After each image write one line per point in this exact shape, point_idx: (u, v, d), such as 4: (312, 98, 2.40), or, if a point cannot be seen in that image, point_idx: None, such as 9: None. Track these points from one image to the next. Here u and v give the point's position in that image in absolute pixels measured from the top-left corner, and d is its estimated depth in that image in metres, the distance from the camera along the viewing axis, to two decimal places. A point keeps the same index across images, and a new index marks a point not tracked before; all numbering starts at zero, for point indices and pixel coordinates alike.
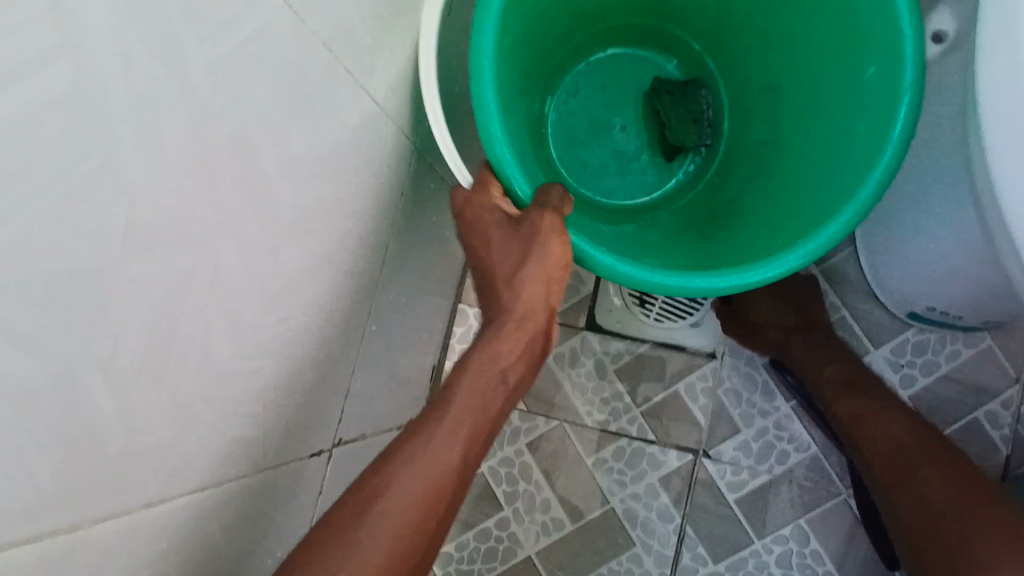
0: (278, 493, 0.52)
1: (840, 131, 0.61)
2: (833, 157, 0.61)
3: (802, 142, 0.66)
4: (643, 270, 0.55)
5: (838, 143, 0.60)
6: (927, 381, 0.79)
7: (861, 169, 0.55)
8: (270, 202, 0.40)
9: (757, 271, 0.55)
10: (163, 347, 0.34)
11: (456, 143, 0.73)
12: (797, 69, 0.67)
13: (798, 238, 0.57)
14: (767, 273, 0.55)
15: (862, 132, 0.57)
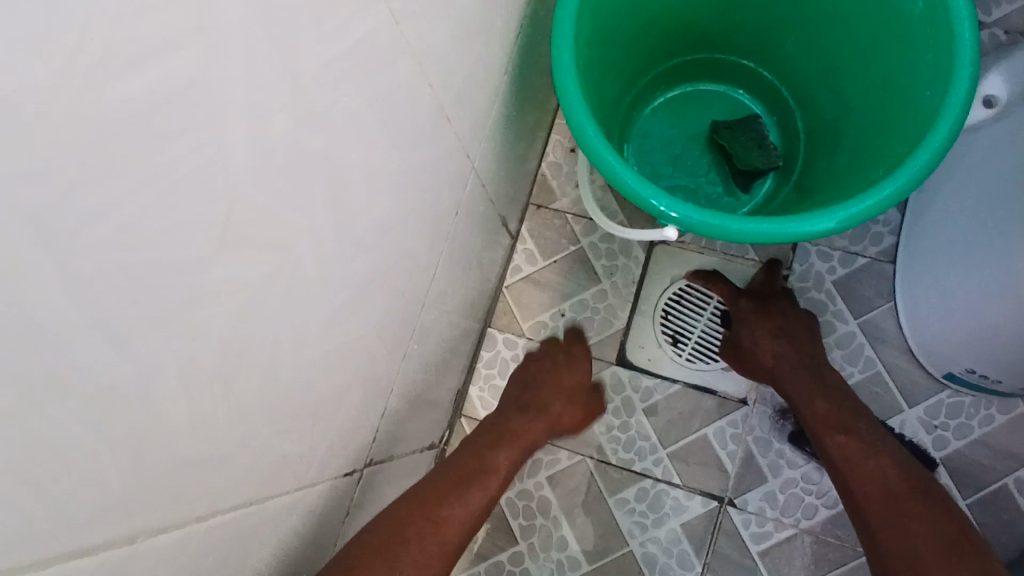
0: (317, 511, 0.50)
1: (893, 122, 0.63)
2: (888, 133, 0.64)
3: (871, 129, 0.67)
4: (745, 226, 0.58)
5: (901, 124, 0.62)
6: (960, 444, 0.77)
7: (931, 114, 0.57)
8: (344, 210, 0.39)
9: (832, 219, 0.56)
10: (236, 351, 0.33)
11: (505, 167, 0.72)
12: (834, 64, 0.70)
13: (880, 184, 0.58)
14: (884, 188, 0.56)
15: (926, 102, 0.59)
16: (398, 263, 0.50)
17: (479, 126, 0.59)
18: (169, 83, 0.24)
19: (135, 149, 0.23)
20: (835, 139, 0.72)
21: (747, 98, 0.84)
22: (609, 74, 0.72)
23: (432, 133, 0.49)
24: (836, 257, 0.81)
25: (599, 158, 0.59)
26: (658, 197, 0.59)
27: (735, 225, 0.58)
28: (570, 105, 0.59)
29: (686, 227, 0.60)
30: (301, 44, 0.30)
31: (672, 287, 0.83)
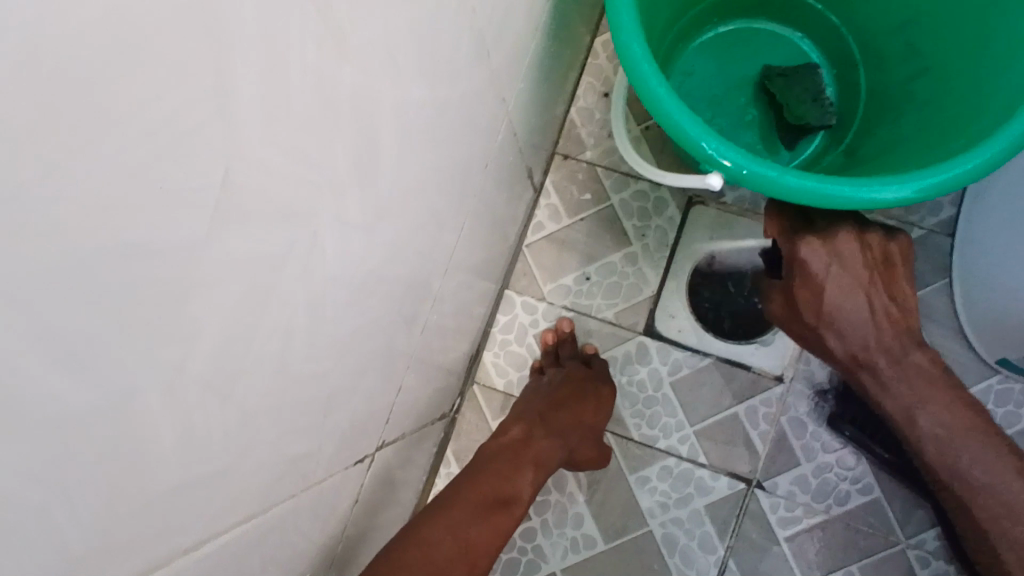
0: (325, 505, 0.44)
1: (981, 82, 0.55)
2: (973, 92, 0.56)
3: (955, 81, 0.59)
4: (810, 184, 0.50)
5: (993, 85, 0.54)
6: (1005, 434, 0.73)
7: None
8: (368, 169, 0.32)
9: (913, 187, 0.49)
10: (237, 351, 0.26)
11: (536, 113, 0.64)
12: (920, 12, 0.62)
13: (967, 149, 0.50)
14: (975, 155, 0.48)
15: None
16: (423, 225, 0.43)
17: (516, 64, 0.51)
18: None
19: (103, 89, 0.16)
20: (906, 92, 0.64)
21: (808, 47, 0.75)
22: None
23: (469, 74, 0.41)
24: (890, 227, 0.74)
25: (651, 97, 0.51)
26: (714, 146, 0.51)
27: (797, 183, 0.51)
28: (627, 33, 0.51)
29: (738, 181, 0.52)
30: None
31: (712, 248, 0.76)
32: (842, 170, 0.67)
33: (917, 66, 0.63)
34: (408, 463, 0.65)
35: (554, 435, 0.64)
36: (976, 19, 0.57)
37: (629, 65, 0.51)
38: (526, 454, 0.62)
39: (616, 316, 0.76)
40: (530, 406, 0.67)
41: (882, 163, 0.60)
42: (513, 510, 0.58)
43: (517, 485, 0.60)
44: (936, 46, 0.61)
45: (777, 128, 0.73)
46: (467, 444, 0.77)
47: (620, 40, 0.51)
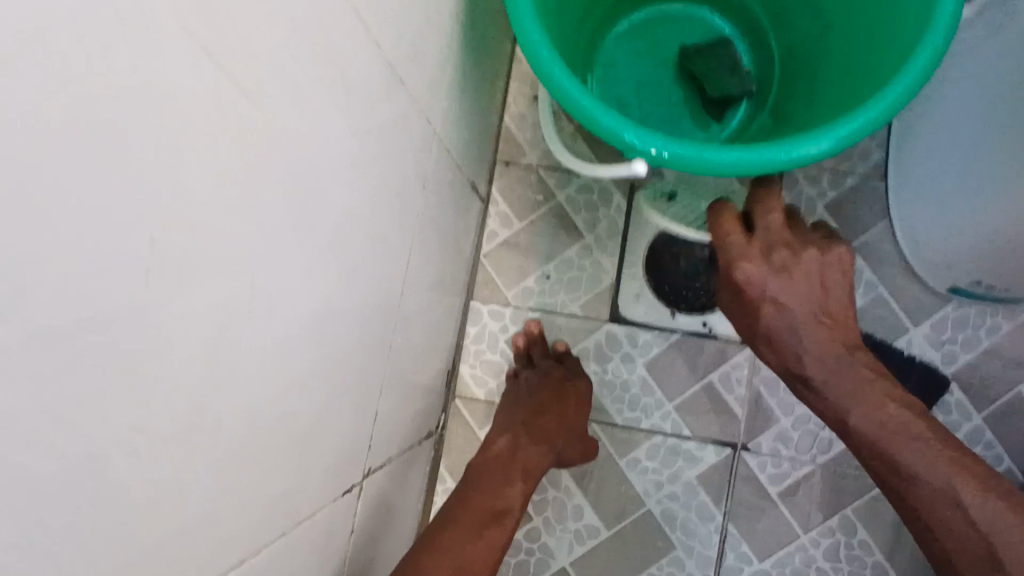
0: (320, 537, 0.45)
1: (875, 31, 0.58)
2: (870, 41, 0.58)
3: (854, 34, 0.61)
4: (731, 155, 0.53)
5: (886, 32, 0.57)
6: (969, 356, 0.75)
7: (922, 19, 0.52)
8: (301, 209, 0.33)
9: (826, 140, 0.52)
10: (199, 403, 0.27)
11: (469, 127, 0.66)
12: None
13: (868, 100, 0.53)
14: (878, 102, 0.51)
15: (912, 9, 0.54)
16: (369, 253, 0.44)
17: (436, 84, 0.53)
18: (55, 86, 0.17)
19: (15, 184, 0.17)
20: (815, 52, 0.67)
21: (720, 22, 0.78)
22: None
23: (388, 101, 0.42)
24: (826, 179, 0.77)
25: (568, 97, 0.53)
26: (635, 136, 0.53)
27: (717, 157, 0.53)
28: (536, 42, 0.53)
29: (663, 162, 0.55)
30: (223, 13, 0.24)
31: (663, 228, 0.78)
32: (767, 134, 0.69)
33: (818, 25, 0.66)
34: (401, 485, 0.66)
35: (537, 440, 0.66)
36: None
37: (544, 72, 0.53)
38: (513, 461, 0.64)
39: (581, 309, 0.78)
40: (512, 419, 0.69)
41: (801, 120, 0.63)
42: (506, 523, 0.60)
43: (508, 497, 0.62)
44: (833, 4, 0.64)
45: (702, 104, 0.76)
46: (458, 457, 0.78)
47: (530, 50, 0.53)
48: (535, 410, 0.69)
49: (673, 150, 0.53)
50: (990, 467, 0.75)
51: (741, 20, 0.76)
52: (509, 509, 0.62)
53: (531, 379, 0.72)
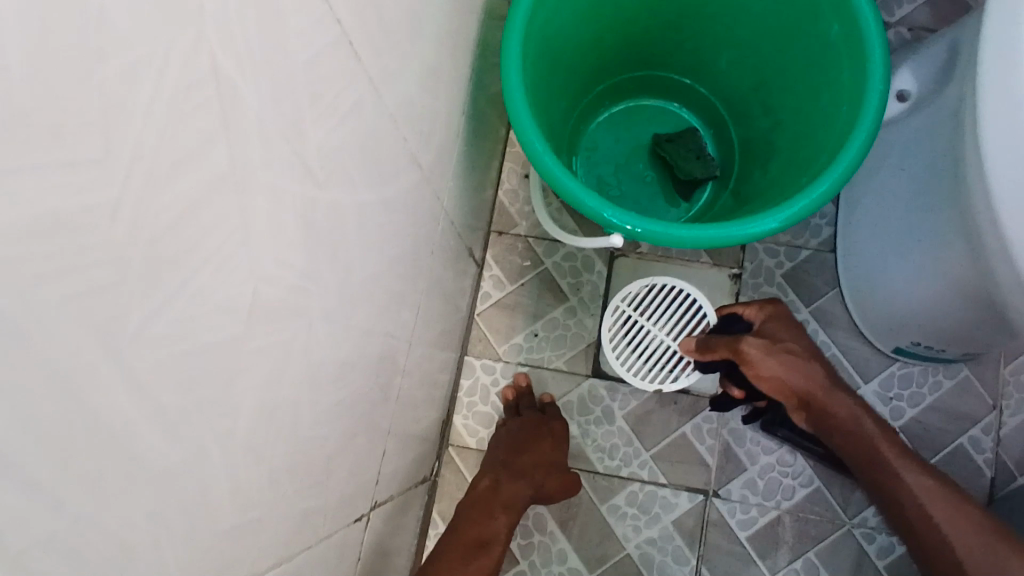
0: (334, 556, 0.51)
1: (814, 130, 0.69)
2: (810, 138, 0.69)
3: (796, 131, 0.72)
4: (691, 232, 0.62)
5: (822, 130, 0.67)
6: (914, 411, 0.84)
7: (849, 122, 0.62)
8: (341, 271, 0.41)
9: (774, 220, 0.61)
10: (263, 419, 0.35)
11: (468, 201, 0.75)
12: (763, 81, 0.76)
13: (806, 186, 0.63)
14: (814, 189, 0.60)
15: (841, 114, 0.64)
16: (386, 309, 0.52)
17: (443, 166, 0.62)
18: (204, 180, 0.26)
19: (178, 244, 0.25)
20: (766, 144, 0.78)
21: (687, 114, 0.89)
22: (555, 95, 0.76)
23: (406, 181, 0.51)
24: (782, 251, 0.87)
25: (555, 180, 0.63)
26: (611, 215, 0.62)
27: (679, 232, 0.62)
28: (529, 135, 0.62)
29: (634, 235, 0.63)
30: (300, 123, 0.32)
31: (619, 304, 0.85)
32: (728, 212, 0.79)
33: (768, 121, 0.77)
34: (399, 525, 0.72)
35: (516, 475, 0.74)
36: (801, 82, 0.71)
37: (534, 157, 0.63)
38: (499, 499, 0.72)
39: (566, 365, 0.86)
40: (494, 457, 0.77)
41: (755, 201, 0.73)
42: (492, 552, 0.69)
43: (494, 528, 0.70)
44: (778, 104, 0.75)
45: (671, 185, 0.86)
46: (450, 502, 0.84)
47: (524, 141, 0.63)
48: (517, 446, 0.76)
49: (644, 227, 0.62)
50: None
51: (705, 114, 0.87)
52: (494, 538, 0.70)
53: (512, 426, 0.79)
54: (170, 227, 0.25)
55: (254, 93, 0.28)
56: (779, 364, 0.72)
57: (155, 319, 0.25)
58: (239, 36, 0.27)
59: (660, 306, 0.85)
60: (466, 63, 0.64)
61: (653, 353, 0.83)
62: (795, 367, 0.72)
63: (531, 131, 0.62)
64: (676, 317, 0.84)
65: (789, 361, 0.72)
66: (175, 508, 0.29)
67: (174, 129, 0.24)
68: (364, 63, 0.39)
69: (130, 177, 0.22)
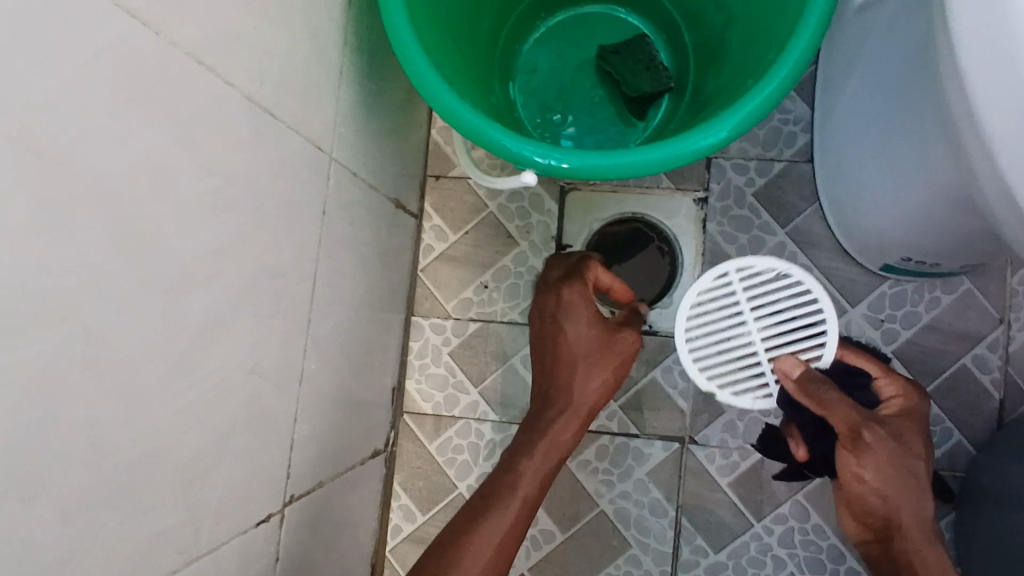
0: (231, 567, 0.46)
1: (766, 21, 0.58)
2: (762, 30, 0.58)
3: (747, 26, 0.61)
4: (621, 161, 0.53)
5: (774, 18, 0.56)
6: (909, 333, 0.76)
7: (801, 7, 0.52)
8: (146, 258, 0.34)
9: (720, 133, 0.52)
10: (30, 454, 0.28)
11: (382, 146, 0.66)
12: None
13: (750, 91, 0.53)
14: (757, 91, 0.51)
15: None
16: (257, 289, 0.45)
17: (327, 111, 0.53)
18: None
19: None
20: (719, 44, 0.67)
21: (635, 20, 0.78)
22: (467, 13, 0.66)
23: (256, 141, 0.43)
24: (752, 167, 0.77)
25: (457, 117, 0.54)
26: (526, 152, 0.54)
27: (608, 163, 0.53)
28: (418, 69, 0.53)
29: (558, 170, 0.55)
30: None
31: (727, 272, 0.68)
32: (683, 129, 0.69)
33: (719, 15, 0.66)
34: (346, 505, 0.67)
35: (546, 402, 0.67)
36: None
37: (425, 89, 0.54)
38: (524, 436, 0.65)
39: (521, 316, 0.78)
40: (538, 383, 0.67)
41: (706, 113, 0.63)
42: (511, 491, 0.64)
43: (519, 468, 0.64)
44: None
45: (622, 104, 0.76)
46: (411, 472, 0.79)
47: (412, 76, 0.53)
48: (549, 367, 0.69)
49: (568, 160, 0.53)
50: (942, 443, 0.76)
51: (654, 18, 0.76)
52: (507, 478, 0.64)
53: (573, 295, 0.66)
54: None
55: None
56: (895, 478, 0.60)
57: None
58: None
59: (777, 307, 0.67)
60: None
61: (733, 366, 0.67)
62: (897, 494, 0.60)
63: (418, 58, 0.53)
64: (781, 327, 0.67)
65: (904, 476, 0.61)
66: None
67: None
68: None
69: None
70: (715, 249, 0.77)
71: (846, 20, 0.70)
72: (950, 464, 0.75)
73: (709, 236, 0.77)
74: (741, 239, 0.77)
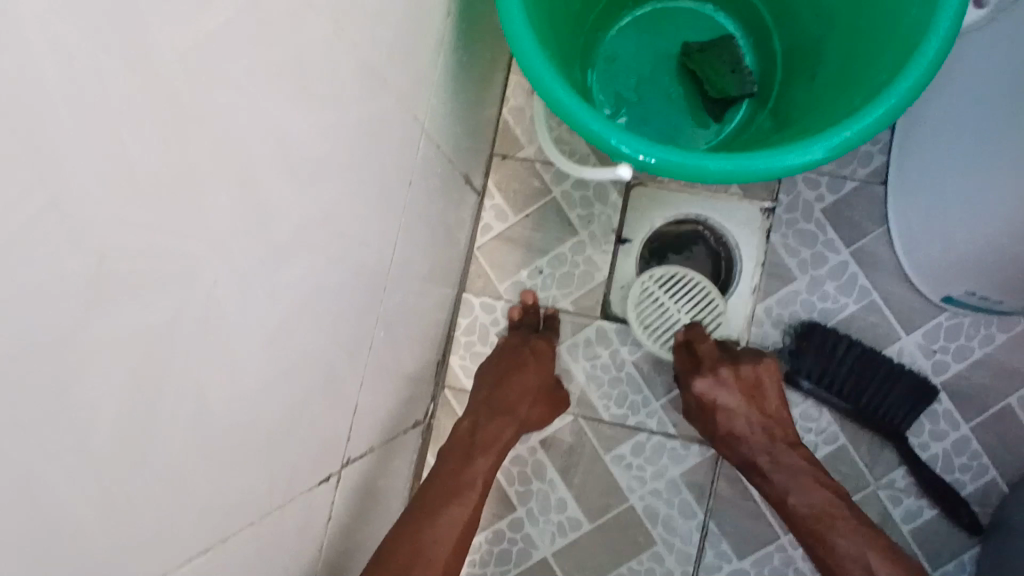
0: (292, 526, 0.46)
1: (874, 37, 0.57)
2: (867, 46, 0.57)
3: (854, 39, 0.60)
4: (717, 166, 0.52)
5: (887, 36, 0.55)
6: (959, 366, 0.75)
7: (921, 28, 0.51)
8: (261, 215, 0.33)
9: (817, 150, 0.51)
10: (149, 404, 0.28)
11: (460, 122, 0.66)
12: None
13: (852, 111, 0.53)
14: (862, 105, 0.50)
15: (911, 18, 0.52)
16: (346, 254, 0.45)
17: (422, 80, 0.52)
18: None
19: None
20: (817, 53, 0.66)
21: (725, 21, 0.77)
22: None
23: (364, 105, 0.42)
24: (823, 182, 0.76)
25: (552, 97, 0.53)
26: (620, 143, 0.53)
27: (703, 164, 0.52)
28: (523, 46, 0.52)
29: (648, 165, 0.54)
30: (144, 16, 0.23)
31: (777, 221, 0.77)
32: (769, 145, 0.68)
33: (823, 23, 0.65)
34: (387, 473, 0.68)
35: (499, 412, 0.67)
36: None
37: (526, 67, 0.53)
38: (477, 441, 0.65)
39: (572, 305, 0.79)
40: (476, 397, 0.69)
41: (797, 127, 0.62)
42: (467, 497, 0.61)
43: (473, 472, 0.63)
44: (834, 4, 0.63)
45: (701, 103, 0.75)
46: None
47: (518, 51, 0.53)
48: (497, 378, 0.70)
49: (659, 157, 0.53)
50: (976, 478, 0.75)
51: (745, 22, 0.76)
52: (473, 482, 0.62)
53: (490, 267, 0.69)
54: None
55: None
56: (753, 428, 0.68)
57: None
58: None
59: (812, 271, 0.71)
60: None
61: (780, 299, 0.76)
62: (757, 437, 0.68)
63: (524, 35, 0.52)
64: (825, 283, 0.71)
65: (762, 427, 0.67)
66: (14, 532, 0.23)
67: None
68: None
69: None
70: (774, 260, 0.77)
71: None
72: (982, 499, 0.75)
73: (771, 247, 0.77)
74: (803, 253, 0.76)
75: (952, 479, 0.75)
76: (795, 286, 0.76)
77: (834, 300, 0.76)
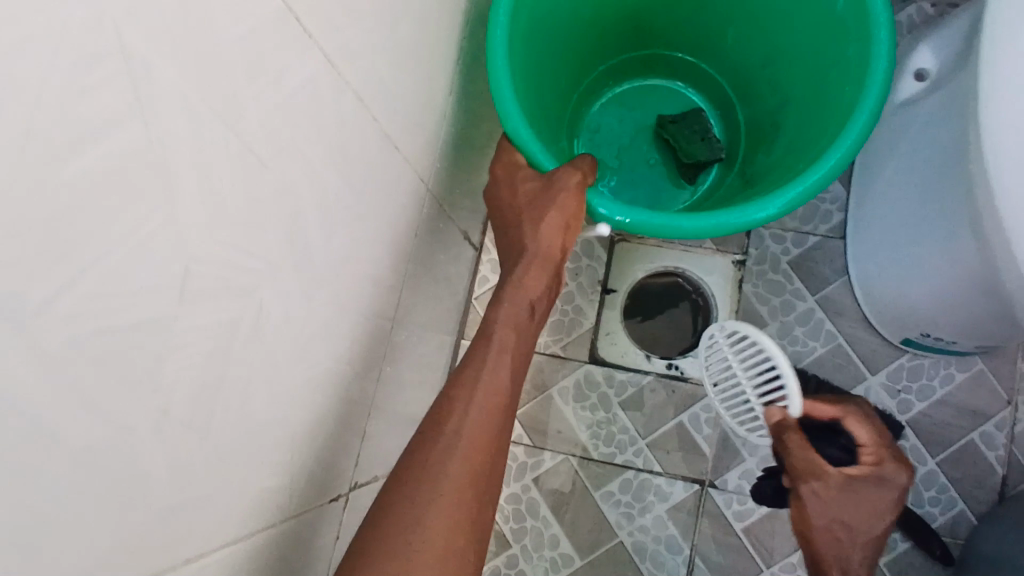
0: (305, 535, 0.51)
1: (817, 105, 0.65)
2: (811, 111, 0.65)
3: (804, 114, 0.70)
4: (681, 224, 0.59)
5: (829, 109, 0.64)
6: (923, 405, 0.81)
7: (854, 104, 0.59)
8: (297, 251, 0.41)
9: (768, 209, 0.59)
10: (205, 396, 0.35)
11: (461, 183, 0.74)
12: (775, 57, 0.73)
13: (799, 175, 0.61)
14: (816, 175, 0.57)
15: (847, 95, 0.61)
16: (362, 291, 0.52)
17: (429, 146, 0.61)
18: (116, 159, 0.26)
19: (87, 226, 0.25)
20: (773, 127, 0.75)
21: (696, 96, 0.87)
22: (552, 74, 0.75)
23: (381, 169, 0.50)
24: (788, 237, 0.84)
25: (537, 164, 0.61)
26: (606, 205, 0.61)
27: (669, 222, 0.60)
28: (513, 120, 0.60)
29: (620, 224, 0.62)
30: (226, 92, 0.31)
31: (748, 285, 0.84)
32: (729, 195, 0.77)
33: (779, 101, 0.74)
34: None
35: None
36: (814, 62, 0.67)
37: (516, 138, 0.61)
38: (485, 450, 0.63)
39: (563, 350, 0.85)
40: None
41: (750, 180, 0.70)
42: None
43: None
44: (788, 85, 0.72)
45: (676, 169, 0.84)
46: None
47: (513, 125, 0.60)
48: None
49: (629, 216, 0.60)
50: (946, 510, 0.80)
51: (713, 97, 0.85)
52: None
53: (586, 160, 0.59)
54: (73, 205, 0.25)
55: (169, 66, 0.28)
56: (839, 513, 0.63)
57: (59, 295, 0.25)
58: (143, 8, 0.26)
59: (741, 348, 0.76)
60: (456, 42, 0.62)
61: None
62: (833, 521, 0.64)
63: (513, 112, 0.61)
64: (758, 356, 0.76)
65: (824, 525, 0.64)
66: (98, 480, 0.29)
67: (91, 123, 0.25)
68: (328, 35, 0.39)
69: (26, 153, 0.22)
70: (747, 308, 0.83)
71: (888, 116, 0.78)
72: (953, 531, 0.80)
73: (744, 296, 0.84)
74: (773, 301, 0.83)
75: (923, 512, 0.80)
76: (768, 332, 0.83)
77: (804, 344, 0.82)
